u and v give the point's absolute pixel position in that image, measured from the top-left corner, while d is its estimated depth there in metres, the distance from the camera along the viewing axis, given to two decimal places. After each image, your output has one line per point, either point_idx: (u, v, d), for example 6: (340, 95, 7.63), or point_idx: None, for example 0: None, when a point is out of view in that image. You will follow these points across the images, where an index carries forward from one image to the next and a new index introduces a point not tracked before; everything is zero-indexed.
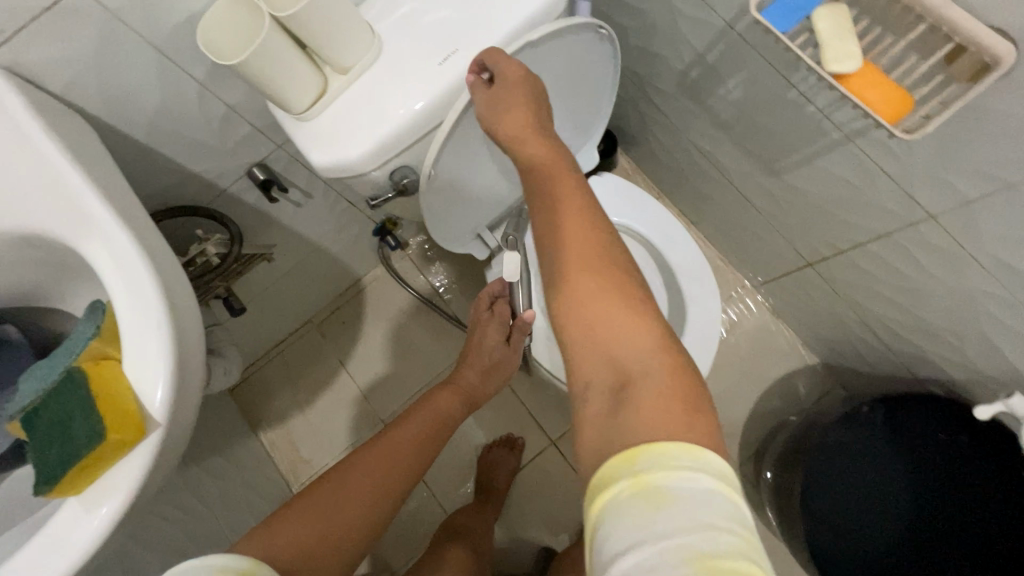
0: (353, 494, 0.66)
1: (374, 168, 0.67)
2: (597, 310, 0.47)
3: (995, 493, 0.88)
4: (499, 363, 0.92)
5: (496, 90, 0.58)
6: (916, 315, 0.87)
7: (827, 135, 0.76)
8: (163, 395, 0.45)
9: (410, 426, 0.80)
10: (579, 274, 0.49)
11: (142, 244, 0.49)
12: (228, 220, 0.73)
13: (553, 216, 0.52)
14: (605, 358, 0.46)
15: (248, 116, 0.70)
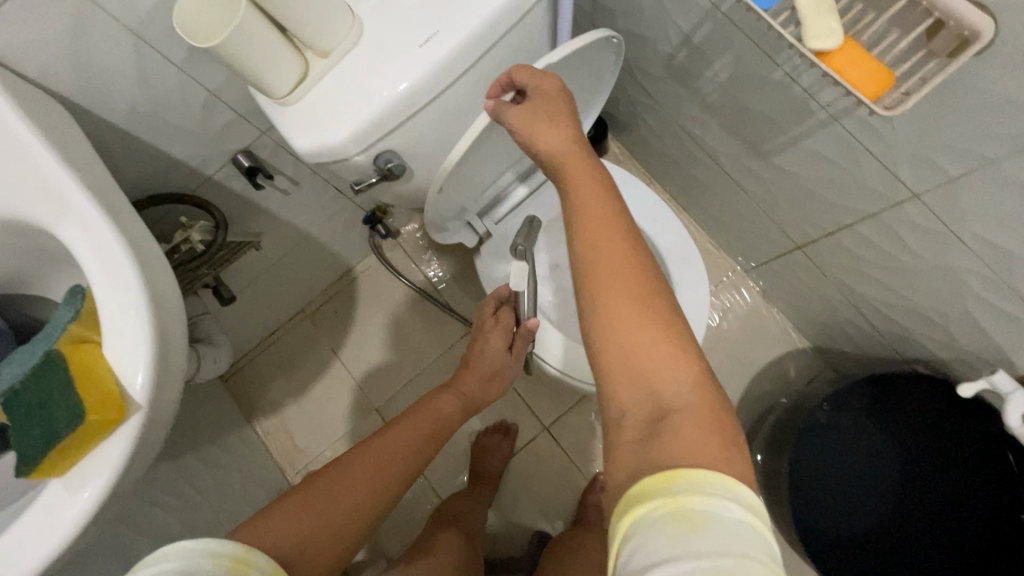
0: (347, 490, 0.66)
1: (357, 153, 0.66)
2: (636, 333, 0.48)
3: (976, 470, 0.90)
4: (500, 371, 0.90)
5: (532, 105, 0.58)
6: (902, 296, 0.88)
7: (813, 115, 0.76)
8: (144, 379, 0.46)
9: (409, 430, 0.78)
10: (618, 295, 0.49)
11: (119, 229, 0.49)
12: (213, 206, 0.73)
13: (589, 231, 0.52)
14: (641, 385, 0.46)
15: (230, 102, 0.70)
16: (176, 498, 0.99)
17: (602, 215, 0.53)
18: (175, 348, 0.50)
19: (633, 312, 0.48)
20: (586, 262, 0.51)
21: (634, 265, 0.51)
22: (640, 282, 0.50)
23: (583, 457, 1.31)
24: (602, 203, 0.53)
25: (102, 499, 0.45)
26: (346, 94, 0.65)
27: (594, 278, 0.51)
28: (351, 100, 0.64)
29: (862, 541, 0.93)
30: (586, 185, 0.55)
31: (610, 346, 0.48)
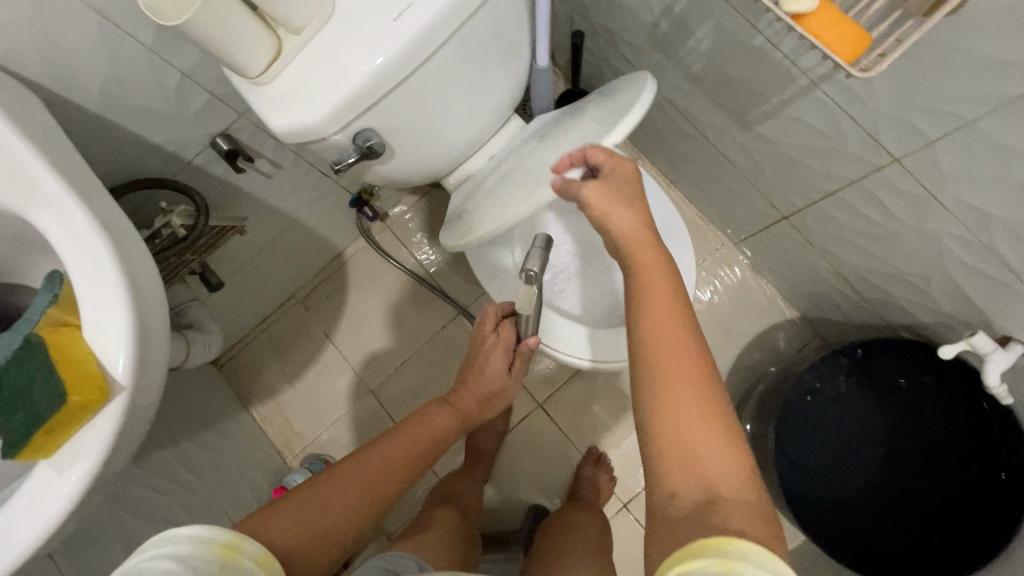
0: (341, 499, 0.67)
1: (336, 131, 0.66)
2: (689, 412, 0.49)
3: (952, 439, 0.92)
4: (498, 392, 0.94)
5: (607, 183, 0.66)
6: (887, 262, 0.89)
7: (795, 81, 0.75)
8: (126, 359, 0.46)
9: (409, 439, 0.81)
10: (673, 369, 0.52)
11: (94, 214, 0.49)
12: (194, 191, 0.72)
13: (652, 311, 0.56)
14: (686, 455, 0.47)
15: (204, 83, 0.69)
16: (175, 482, 1.01)
17: (666, 297, 0.57)
18: (156, 331, 0.50)
19: (690, 392, 0.50)
20: (643, 330, 0.55)
21: (693, 348, 0.53)
22: (699, 364, 0.52)
23: (577, 433, 1.33)
24: (668, 288, 0.58)
25: (92, 478, 0.45)
26: (320, 71, 0.64)
27: (653, 352, 0.53)
28: (326, 77, 0.63)
29: (838, 502, 0.97)
30: (650, 268, 0.60)
31: (662, 421, 0.49)
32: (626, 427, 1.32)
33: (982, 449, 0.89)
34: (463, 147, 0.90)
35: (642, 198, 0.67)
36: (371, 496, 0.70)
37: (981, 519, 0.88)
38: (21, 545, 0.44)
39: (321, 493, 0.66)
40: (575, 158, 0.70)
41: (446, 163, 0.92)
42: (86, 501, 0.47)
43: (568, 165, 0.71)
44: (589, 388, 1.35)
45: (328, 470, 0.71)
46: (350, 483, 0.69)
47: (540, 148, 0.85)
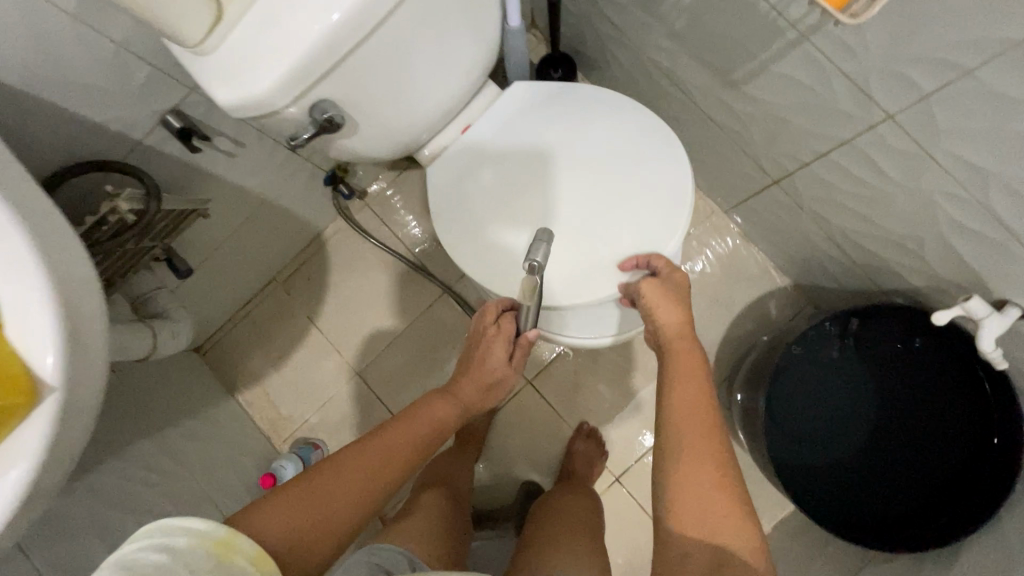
0: (337, 493, 0.67)
1: (290, 102, 0.62)
2: (704, 490, 0.61)
3: (946, 405, 0.90)
4: (500, 381, 0.89)
5: (663, 284, 0.80)
6: (879, 226, 0.85)
7: (782, 35, 0.70)
8: (54, 357, 0.43)
9: (407, 428, 0.78)
10: (698, 439, 0.65)
11: (15, 203, 0.45)
12: (142, 172, 0.68)
13: (682, 401, 0.69)
14: (701, 510, 0.59)
15: (143, 54, 0.64)
16: (157, 473, 0.99)
17: (694, 390, 0.70)
18: (90, 325, 0.47)
19: (708, 461, 0.63)
20: (676, 406, 0.69)
21: (713, 436, 0.65)
22: (717, 443, 0.64)
23: (569, 409, 1.32)
24: (697, 381, 0.72)
25: (26, 489, 0.42)
26: (266, 34, 0.58)
27: (681, 428, 0.66)
28: (274, 42, 0.58)
29: (828, 473, 0.96)
30: (689, 362, 0.74)
31: (682, 494, 0.61)
32: (616, 401, 1.31)
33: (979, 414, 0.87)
34: (434, 118, 0.85)
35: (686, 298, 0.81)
36: (368, 492, 0.69)
37: (975, 492, 0.86)
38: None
39: (316, 485, 0.66)
40: (636, 260, 0.82)
41: (417, 137, 0.87)
42: (31, 508, 0.44)
43: (633, 263, 0.82)
44: (580, 364, 1.33)
45: (326, 459, 0.70)
46: (349, 475, 0.69)
47: (563, 176, 0.86)
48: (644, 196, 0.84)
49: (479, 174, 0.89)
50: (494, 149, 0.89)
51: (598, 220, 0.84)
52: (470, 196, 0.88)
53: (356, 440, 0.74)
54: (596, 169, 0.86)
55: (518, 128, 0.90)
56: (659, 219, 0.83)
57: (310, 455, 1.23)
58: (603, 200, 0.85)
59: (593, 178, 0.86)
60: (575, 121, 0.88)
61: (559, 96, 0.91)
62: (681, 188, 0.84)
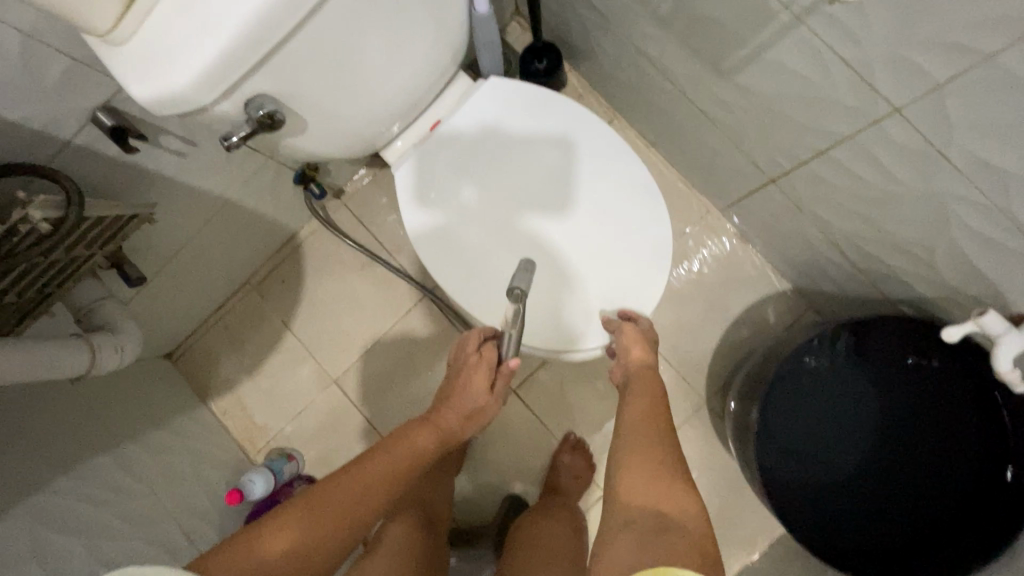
0: (298, 541, 0.61)
1: (216, 97, 0.56)
2: (648, 474, 0.64)
3: (955, 430, 0.84)
4: (481, 411, 0.81)
5: (640, 330, 0.80)
6: (885, 230, 0.78)
7: (776, 18, 0.62)
8: None
9: (384, 462, 0.71)
10: (644, 447, 0.67)
11: None
12: (61, 176, 0.61)
13: (635, 416, 0.72)
14: (650, 493, 0.61)
15: (57, 44, 0.57)
16: (113, 491, 0.94)
17: (644, 405, 0.74)
18: None
19: (651, 461, 0.65)
20: (627, 427, 0.72)
21: (661, 443, 0.68)
22: (662, 450, 0.67)
23: (555, 419, 1.25)
24: (652, 402, 0.74)
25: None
26: (186, 17, 0.51)
27: (631, 441, 0.69)
28: (190, 27, 0.51)
29: (823, 494, 0.88)
30: (649, 393, 0.76)
31: (626, 485, 0.63)
32: (605, 411, 1.24)
33: (991, 440, 0.81)
34: (395, 110, 0.78)
35: (654, 343, 0.82)
36: (335, 541, 0.63)
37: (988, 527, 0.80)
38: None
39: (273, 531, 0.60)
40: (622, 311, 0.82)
41: (378, 132, 0.81)
42: None
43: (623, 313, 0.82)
44: (566, 372, 1.26)
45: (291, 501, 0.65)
46: (319, 513, 0.63)
47: (551, 207, 0.83)
48: (636, 244, 0.83)
49: (459, 186, 0.83)
50: (479, 159, 0.84)
51: (587, 255, 0.82)
52: (449, 202, 0.83)
53: (327, 475, 0.68)
54: (594, 206, 0.83)
55: (522, 141, 0.84)
56: (643, 277, 0.82)
57: (282, 467, 1.17)
58: (594, 238, 0.82)
59: (584, 220, 0.83)
60: (584, 147, 0.84)
61: (573, 113, 0.85)
62: (665, 243, 0.83)
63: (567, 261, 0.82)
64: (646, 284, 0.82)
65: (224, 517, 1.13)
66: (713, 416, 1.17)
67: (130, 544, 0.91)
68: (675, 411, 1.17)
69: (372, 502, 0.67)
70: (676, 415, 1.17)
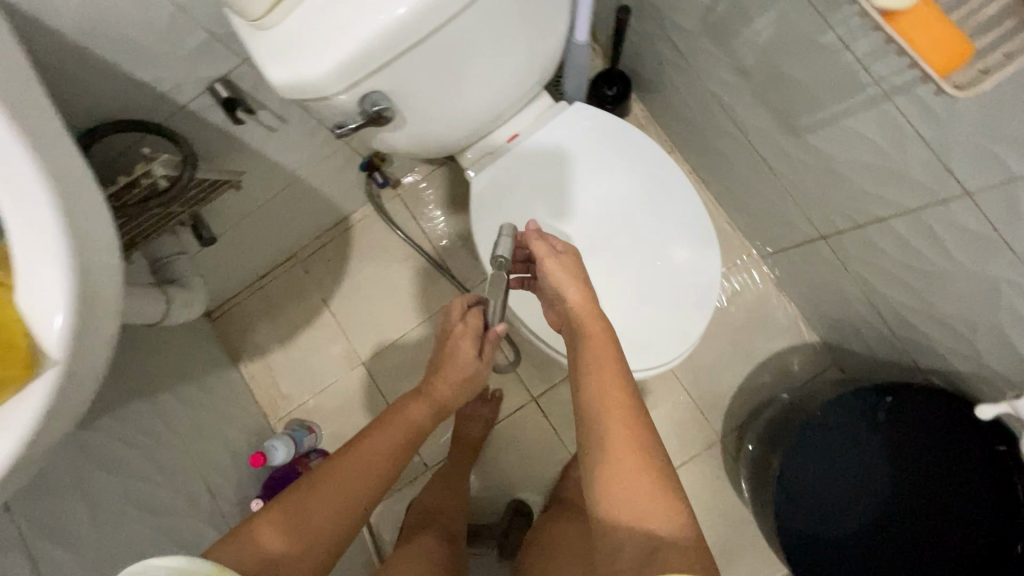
0: (313, 513, 0.66)
1: (342, 89, 0.60)
2: (627, 479, 0.60)
3: (969, 515, 0.85)
4: (474, 376, 0.82)
5: (564, 261, 0.76)
6: (929, 302, 0.81)
7: (863, 90, 0.66)
8: (64, 320, 0.37)
9: (378, 440, 0.73)
10: (620, 442, 0.62)
11: (53, 175, 0.40)
12: (180, 139, 0.67)
13: (599, 384, 0.66)
14: (630, 504, 0.59)
15: (201, 19, 0.62)
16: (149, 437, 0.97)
17: (611, 372, 0.67)
18: (107, 309, 0.42)
19: (630, 459, 0.60)
20: (590, 409, 0.65)
21: (632, 428, 0.63)
22: (639, 445, 0.62)
23: (569, 433, 1.29)
24: (611, 364, 0.68)
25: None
26: (332, 16, 0.56)
27: (601, 431, 0.63)
28: (335, 24, 0.56)
29: (830, 549, 0.88)
30: (610, 363, 0.68)
31: (605, 488, 0.60)
32: None
33: (1005, 530, 0.83)
34: (478, 118, 0.82)
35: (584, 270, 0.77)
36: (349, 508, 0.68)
37: None
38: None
39: (293, 502, 0.66)
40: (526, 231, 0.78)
41: (456, 138, 0.85)
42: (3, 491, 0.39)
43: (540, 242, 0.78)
44: None
45: (306, 477, 0.69)
46: (319, 495, 0.67)
47: (604, 236, 0.87)
48: (681, 274, 0.87)
49: (522, 201, 0.87)
50: (539, 172, 0.88)
51: (632, 277, 0.86)
52: (510, 210, 0.88)
53: (325, 461, 0.71)
54: (641, 229, 0.87)
55: (577, 157, 0.88)
56: (686, 307, 0.86)
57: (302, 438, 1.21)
58: (638, 261, 0.86)
59: (630, 242, 0.87)
60: (630, 169, 0.88)
61: (622, 136, 0.89)
62: (713, 280, 0.87)
63: (612, 282, 0.86)
64: (686, 314, 0.86)
65: (243, 479, 1.16)
66: (727, 454, 1.19)
67: (160, 491, 0.95)
68: (689, 444, 1.20)
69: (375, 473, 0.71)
70: (689, 448, 1.19)
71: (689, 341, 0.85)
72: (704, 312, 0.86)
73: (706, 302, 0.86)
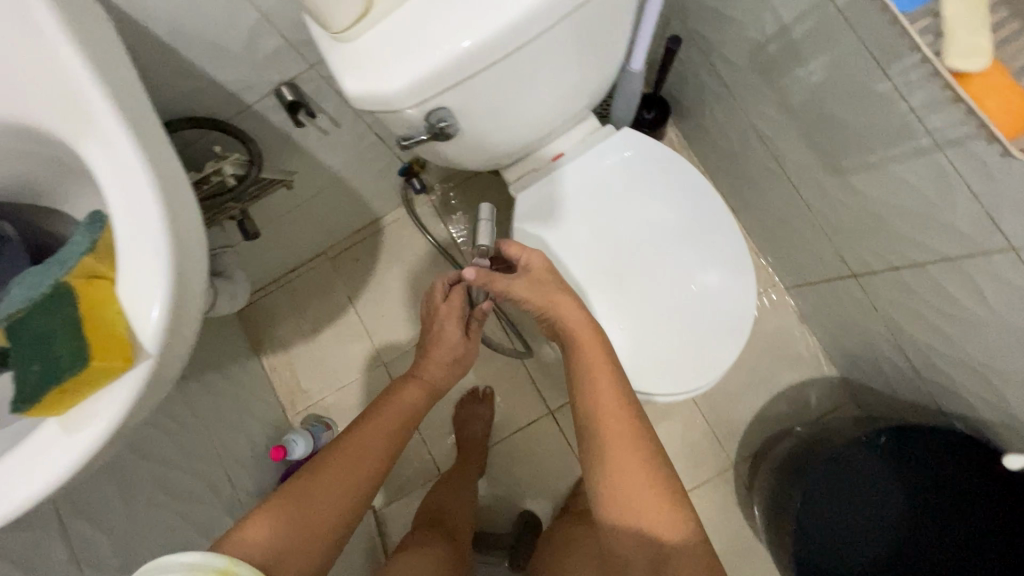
0: (319, 498, 0.64)
1: (412, 105, 0.62)
2: (634, 485, 0.65)
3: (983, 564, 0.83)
4: (462, 355, 0.89)
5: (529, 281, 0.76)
6: (961, 348, 0.82)
7: (913, 139, 0.68)
8: (161, 312, 0.39)
9: (379, 425, 0.76)
10: (625, 453, 0.66)
11: (158, 174, 0.42)
12: (248, 139, 0.70)
13: (601, 393, 0.71)
14: (636, 510, 0.64)
15: (281, 27, 0.64)
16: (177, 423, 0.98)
17: (610, 382, 0.71)
18: (194, 307, 0.43)
19: (637, 466, 0.66)
20: (593, 418, 0.70)
21: (635, 436, 0.68)
22: (642, 451, 0.67)
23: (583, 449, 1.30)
24: (609, 374, 0.72)
25: (70, 477, 0.39)
26: (410, 36, 0.58)
27: (605, 439, 0.68)
28: (412, 44, 0.58)
29: None
30: (609, 373, 0.72)
31: (613, 498, 0.65)
32: None
33: None
34: (528, 137, 0.85)
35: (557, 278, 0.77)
36: (353, 493, 0.67)
37: None
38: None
39: (298, 488, 0.64)
40: (473, 284, 0.75)
41: (505, 153, 0.86)
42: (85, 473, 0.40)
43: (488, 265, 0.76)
44: None
45: (304, 469, 0.68)
46: (322, 481, 0.66)
47: (638, 259, 0.88)
48: (716, 300, 0.88)
49: (566, 218, 0.89)
50: (585, 191, 0.90)
51: (666, 300, 0.87)
52: (553, 226, 0.89)
53: (321, 453, 0.70)
54: (678, 255, 0.89)
55: (622, 180, 0.90)
56: (722, 336, 0.87)
57: (321, 434, 1.22)
58: (674, 285, 0.88)
59: (668, 266, 0.88)
60: (671, 195, 0.90)
61: (665, 162, 0.91)
62: (748, 310, 0.88)
63: (648, 303, 0.87)
64: (718, 341, 0.87)
65: (260, 470, 1.17)
66: (739, 482, 1.20)
67: (184, 478, 0.96)
68: (702, 469, 1.20)
69: (375, 461, 0.71)
70: (702, 473, 1.20)
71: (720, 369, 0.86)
72: (738, 341, 0.87)
73: (736, 330, 0.87)
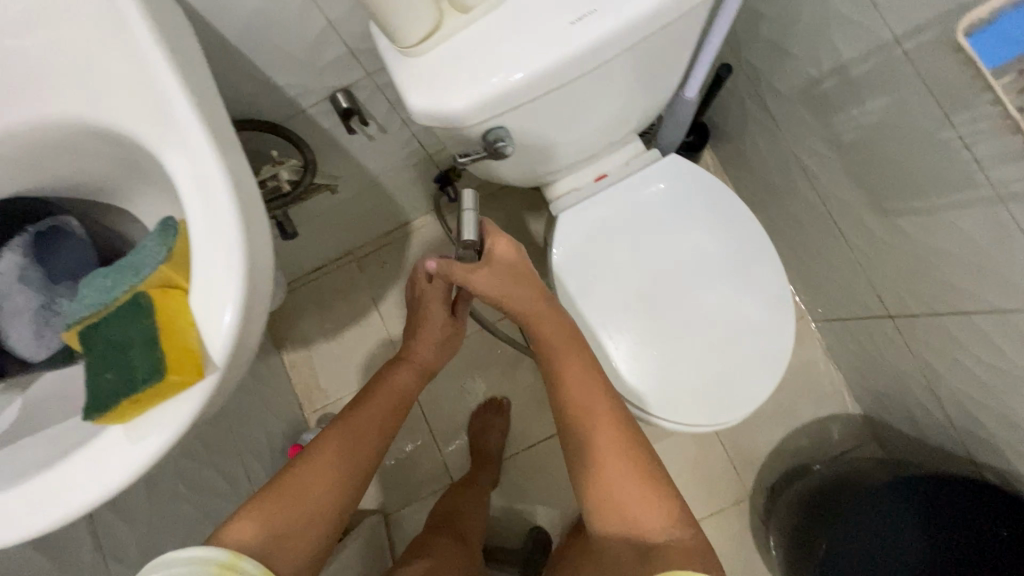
0: (310, 486, 0.62)
1: (474, 123, 0.62)
2: (617, 482, 0.62)
3: None
4: (452, 334, 0.84)
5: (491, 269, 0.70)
6: (1000, 400, 0.80)
7: (974, 188, 0.67)
8: (232, 318, 0.39)
9: (368, 417, 0.72)
10: (609, 457, 0.65)
11: (235, 183, 0.42)
12: (303, 145, 0.71)
13: (579, 395, 0.70)
14: (620, 508, 0.61)
15: (345, 36, 0.64)
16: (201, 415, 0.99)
17: (592, 385, 0.70)
18: (260, 318, 0.43)
19: (621, 464, 0.64)
20: (578, 421, 0.68)
21: (620, 437, 0.66)
22: (627, 451, 0.65)
23: None
24: (590, 376, 0.71)
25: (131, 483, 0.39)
26: (479, 56, 0.58)
27: (587, 442, 0.67)
28: (480, 63, 0.58)
29: None
30: (590, 377, 0.71)
31: (597, 503, 0.63)
32: None
33: None
34: (575, 157, 0.84)
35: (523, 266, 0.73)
36: (344, 483, 0.64)
37: None
38: (35, 526, 0.39)
39: (288, 479, 0.61)
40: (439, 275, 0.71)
41: (550, 171, 0.86)
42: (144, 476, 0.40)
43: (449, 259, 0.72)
44: None
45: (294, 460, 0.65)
46: (313, 470, 0.63)
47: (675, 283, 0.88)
48: (751, 331, 0.87)
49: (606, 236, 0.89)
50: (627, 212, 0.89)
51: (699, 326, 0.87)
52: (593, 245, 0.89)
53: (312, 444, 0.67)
54: (715, 283, 0.88)
55: (665, 204, 0.90)
56: (754, 369, 0.86)
57: None
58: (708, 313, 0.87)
59: (704, 293, 0.88)
60: (711, 223, 0.89)
61: (707, 189, 0.90)
62: (783, 344, 0.87)
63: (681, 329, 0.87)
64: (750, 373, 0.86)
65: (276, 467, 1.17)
66: (755, 513, 1.19)
67: (205, 471, 0.96)
68: (719, 497, 1.19)
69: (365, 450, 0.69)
70: (718, 501, 1.19)
71: (752, 403, 0.86)
72: (772, 374, 0.86)
73: (765, 358, 0.87)
